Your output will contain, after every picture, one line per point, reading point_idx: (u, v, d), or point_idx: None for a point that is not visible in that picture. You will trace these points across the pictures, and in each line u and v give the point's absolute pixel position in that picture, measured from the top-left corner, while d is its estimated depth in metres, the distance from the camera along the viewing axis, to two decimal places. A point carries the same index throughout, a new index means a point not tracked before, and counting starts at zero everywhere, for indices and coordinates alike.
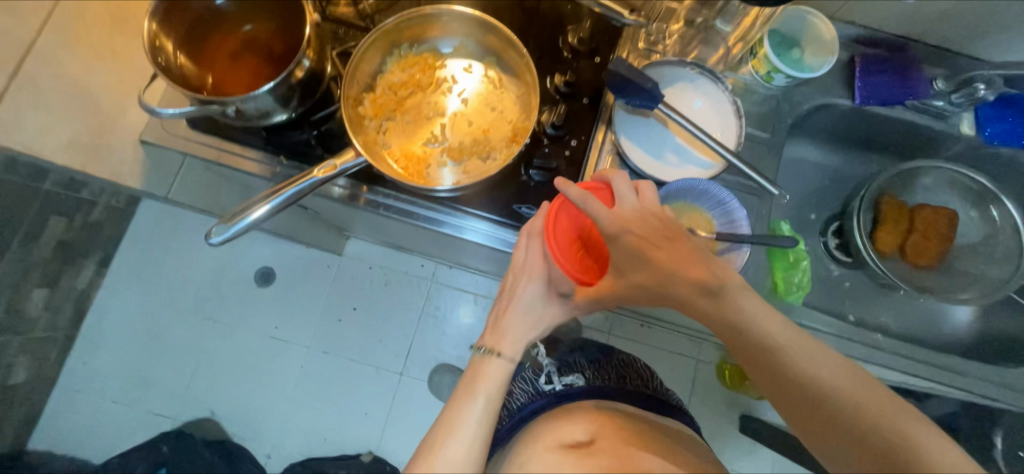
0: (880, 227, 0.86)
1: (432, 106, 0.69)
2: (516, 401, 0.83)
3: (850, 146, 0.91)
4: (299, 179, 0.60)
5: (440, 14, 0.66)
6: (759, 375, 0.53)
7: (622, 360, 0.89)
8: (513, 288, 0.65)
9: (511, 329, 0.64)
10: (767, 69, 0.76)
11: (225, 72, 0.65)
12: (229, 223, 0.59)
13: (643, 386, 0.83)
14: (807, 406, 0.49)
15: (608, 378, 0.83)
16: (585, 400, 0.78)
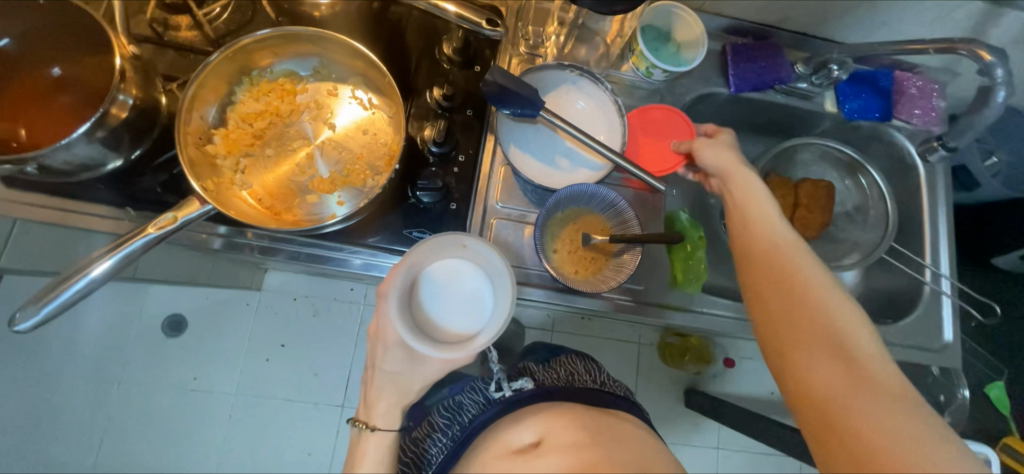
0: None
1: (295, 135, 0.63)
2: (467, 414, 0.75)
3: (739, 130, 0.94)
4: (131, 238, 0.51)
5: (288, 35, 0.61)
6: (755, 264, 0.58)
7: (571, 359, 0.82)
8: (378, 354, 0.62)
9: (383, 396, 0.62)
10: (645, 65, 0.77)
11: (31, 119, 0.56)
12: (38, 303, 0.49)
13: (594, 382, 0.76)
14: (800, 317, 0.53)
15: (559, 378, 0.75)
16: (535, 405, 0.70)
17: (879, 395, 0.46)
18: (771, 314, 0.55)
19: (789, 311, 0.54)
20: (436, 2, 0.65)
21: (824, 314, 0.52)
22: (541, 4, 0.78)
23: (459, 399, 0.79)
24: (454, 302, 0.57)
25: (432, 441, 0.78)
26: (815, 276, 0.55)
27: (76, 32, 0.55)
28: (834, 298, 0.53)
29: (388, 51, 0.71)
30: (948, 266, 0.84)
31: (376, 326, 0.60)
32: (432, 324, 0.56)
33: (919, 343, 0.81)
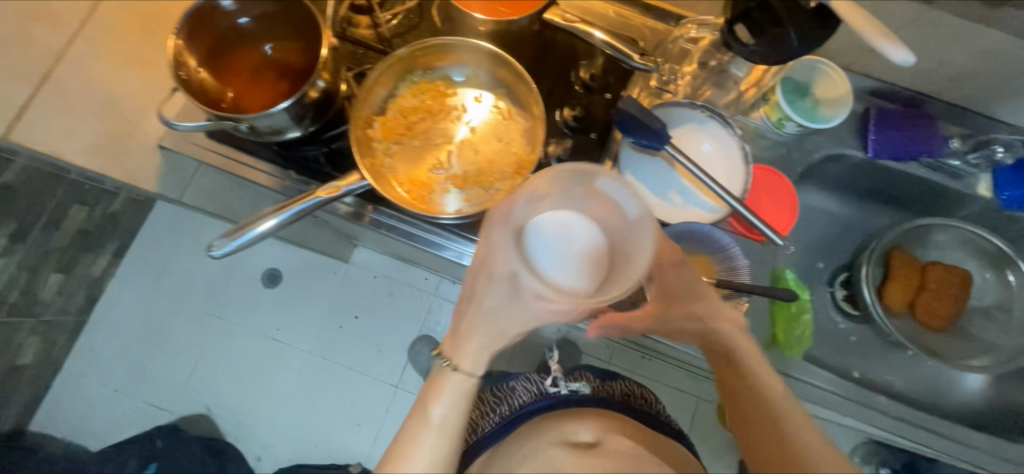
0: (889, 282, 0.84)
1: (441, 133, 0.70)
2: (519, 398, 0.85)
3: (865, 197, 0.88)
4: (303, 197, 0.60)
5: (453, 45, 0.68)
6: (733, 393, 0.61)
7: (626, 383, 0.91)
8: (479, 287, 0.57)
9: (475, 336, 0.59)
10: (778, 116, 0.77)
11: (243, 87, 0.68)
12: (231, 238, 0.58)
13: (643, 405, 0.86)
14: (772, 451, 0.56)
15: (614, 394, 0.85)
16: (594, 406, 0.79)
17: None
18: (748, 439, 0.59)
19: (768, 446, 0.57)
20: (588, 29, 0.69)
21: (798, 449, 0.55)
22: (684, 44, 0.77)
23: (513, 385, 0.89)
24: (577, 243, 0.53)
25: (486, 417, 0.86)
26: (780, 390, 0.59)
27: (293, 22, 0.66)
28: (798, 423, 0.56)
29: (530, 69, 0.77)
30: None
31: (484, 250, 0.55)
32: (549, 265, 0.51)
33: None
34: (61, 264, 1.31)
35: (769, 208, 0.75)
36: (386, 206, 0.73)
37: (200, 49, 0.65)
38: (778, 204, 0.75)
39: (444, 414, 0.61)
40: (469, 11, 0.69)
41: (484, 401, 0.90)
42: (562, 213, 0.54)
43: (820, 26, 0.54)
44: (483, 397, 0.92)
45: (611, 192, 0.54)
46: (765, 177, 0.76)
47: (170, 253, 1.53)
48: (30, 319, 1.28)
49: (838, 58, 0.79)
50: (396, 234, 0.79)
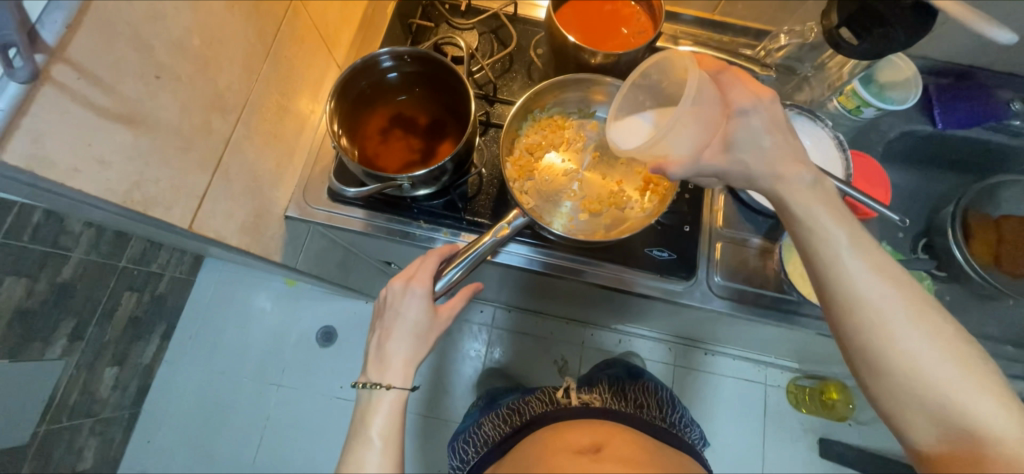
0: (970, 240, 0.87)
1: (567, 163, 0.74)
2: (531, 409, 1.00)
3: (929, 165, 0.95)
4: (459, 258, 0.61)
5: (571, 81, 0.72)
6: (799, 244, 0.51)
7: (638, 392, 1.05)
8: (395, 307, 0.60)
9: (399, 351, 0.59)
10: (855, 104, 0.82)
11: (376, 145, 0.70)
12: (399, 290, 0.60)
13: (660, 418, 0.97)
14: (841, 307, 0.48)
15: (623, 404, 0.98)
16: (595, 412, 0.93)
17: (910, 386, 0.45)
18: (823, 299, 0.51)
19: (836, 303, 0.49)
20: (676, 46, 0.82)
21: (867, 315, 0.47)
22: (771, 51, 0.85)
23: (527, 398, 1.04)
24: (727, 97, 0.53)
25: (496, 424, 1.03)
26: (864, 262, 0.48)
27: (428, 81, 0.71)
28: (874, 286, 0.47)
29: None
30: None
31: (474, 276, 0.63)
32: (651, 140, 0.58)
33: None
34: (115, 357, 1.29)
35: (875, 190, 0.81)
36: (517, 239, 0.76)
37: (341, 113, 0.68)
38: (877, 185, 0.82)
39: (384, 430, 0.57)
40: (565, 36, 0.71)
41: (503, 414, 1.05)
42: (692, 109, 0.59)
43: (916, 17, 0.59)
44: (498, 411, 1.08)
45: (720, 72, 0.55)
46: (863, 165, 0.83)
47: (217, 327, 1.50)
48: (89, 419, 1.25)
49: None
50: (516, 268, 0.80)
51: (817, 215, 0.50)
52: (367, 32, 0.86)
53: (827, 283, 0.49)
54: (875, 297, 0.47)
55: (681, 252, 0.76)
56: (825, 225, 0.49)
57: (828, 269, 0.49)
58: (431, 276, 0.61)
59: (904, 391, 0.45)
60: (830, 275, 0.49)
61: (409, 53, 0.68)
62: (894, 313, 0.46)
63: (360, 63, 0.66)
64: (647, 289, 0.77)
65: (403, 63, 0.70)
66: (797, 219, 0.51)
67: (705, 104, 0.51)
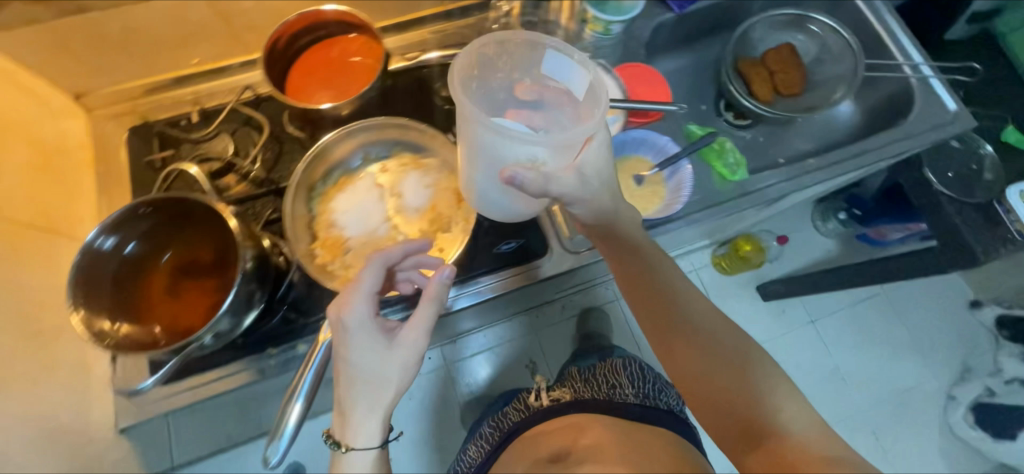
0: (752, 84, 1.02)
1: (376, 215, 0.70)
2: (510, 420, 0.96)
3: (694, 41, 1.06)
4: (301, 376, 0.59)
5: (334, 140, 0.69)
6: (654, 299, 0.61)
7: (610, 370, 0.96)
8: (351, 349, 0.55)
9: (358, 402, 0.56)
10: (602, 26, 0.87)
11: (169, 312, 0.62)
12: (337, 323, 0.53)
13: (632, 394, 0.87)
14: (692, 343, 0.57)
15: (596, 391, 0.90)
16: (568, 411, 0.88)
17: (748, 401, 0.53)
18: (679, 343, 0.58)
19: (687, 340, 0.58)
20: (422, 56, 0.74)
21: (714, 349, 0.56)
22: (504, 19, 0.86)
23: (510, 407, 1.02)
24: (562, 71, 0.54)
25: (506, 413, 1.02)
26: (703, 310, 0.60)
27: (182, 220, 0.64)
28: (711, 324, 0.58)
29: (408, 109, 0.78)
30: (921, 54, 0.93)
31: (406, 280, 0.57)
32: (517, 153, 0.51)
33: (934, 126, 0.89)
34: None
35: (655, 91, 0.87)
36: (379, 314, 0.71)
37: (106, 307, 0.59)
38: (656, 85, 0.88)
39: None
40: (314, 106, 0.68)
41: (490, 422, 1.02)
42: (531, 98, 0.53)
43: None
44: (483, 430, 1.03)
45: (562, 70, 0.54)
46: (638, 72, 0.89)
47: None
48: None
49: None
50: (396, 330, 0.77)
51: (666, 271, 0.62)
52: (110, 185, 0.77)
53: (681, 328, 0.59)
54: (716, 334, 0.58)
55: (527, 234, 0.77)
56: (671, 284, 0.61)
57: (678, 316, 0.59)
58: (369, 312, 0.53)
59: (744, 408, 0.52)
60: (681, 318, 0.59)
61: (141, 204, 0.59)
62: (729, 350, 0.56)
63: (87, 250, 0.57)
64: (520, 282, 0.76)
65: (130, 224, 0.61)
66: (649, 278, 0.62)
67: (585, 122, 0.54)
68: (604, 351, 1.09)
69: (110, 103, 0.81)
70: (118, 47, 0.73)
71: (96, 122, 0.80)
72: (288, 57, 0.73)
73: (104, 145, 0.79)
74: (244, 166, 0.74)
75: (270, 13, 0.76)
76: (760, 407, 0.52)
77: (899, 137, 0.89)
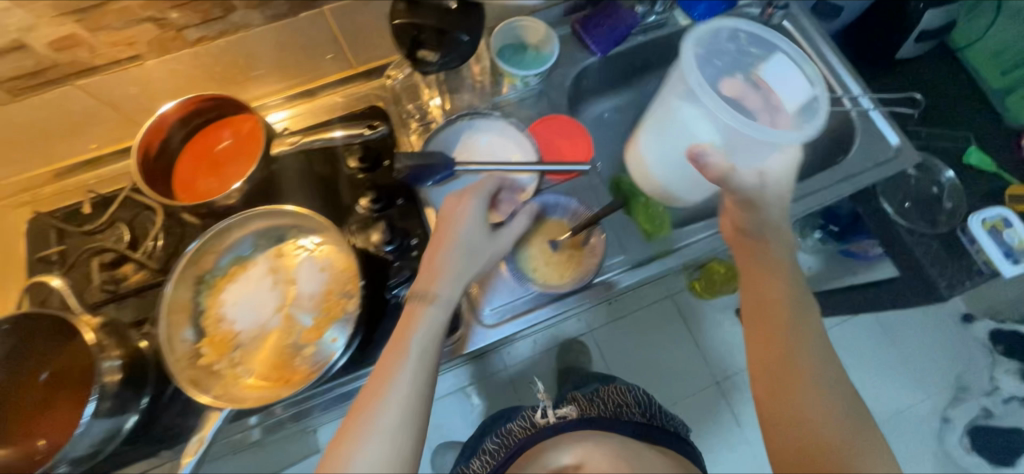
0: None
1: (269, 305, 0.67)
2: (517, 435, 0.96)
3: (628, 79, 1.02)
4: None
5: (223, 229, 0.66)
6: (774, 247, 0.67)
7: (613, 391, 1.00)
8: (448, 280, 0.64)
9: (416, 334, 0.59)
10: (518, 79, 0.83)
11: (44, 427, 0.60)
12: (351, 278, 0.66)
13: (639, 414, 0.93)
14: (796, 305, 0.63)
15: (604, 408, 0.94)
16: (578, 429, 0.89)
17: (822, 415, 0.56)
18: (781, 292, 0.64)
19: (778, 315, 0.62)
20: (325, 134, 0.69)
21: (800, 338, 0.61)
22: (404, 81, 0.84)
23: (513, 425, 1.00)
24: (784, 80, 0.72)
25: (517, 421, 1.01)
26: (795, 301, 0.64)
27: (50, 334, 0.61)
28: (794, 335, 0.61)
29: (316, 181, 0.78)
30: (859, 87, 0.88)
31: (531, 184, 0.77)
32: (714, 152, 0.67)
33: (875, 164, 0.84)
34: None
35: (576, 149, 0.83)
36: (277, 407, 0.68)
37: None
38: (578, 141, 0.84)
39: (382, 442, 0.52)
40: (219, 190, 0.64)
41: (494, 441, 1.01)
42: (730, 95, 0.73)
43: (463, 16, 0.62)
44: (487, 446, 1.02)
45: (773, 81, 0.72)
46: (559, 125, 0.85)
47: None
48: None
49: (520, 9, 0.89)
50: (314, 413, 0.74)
51: (768, 240, 0.68)
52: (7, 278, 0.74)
53: (790, 281, 0.65)
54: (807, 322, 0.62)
55: None
56: (778, 248, 0.68)
57: (781, 259, 0.66)
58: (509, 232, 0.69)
59: (811, 423, 0.55)
60: (777, 301, 0.63)
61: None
62: (814, 338, 0.61)
63: None
64: None
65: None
66: (771, 218, 0.68)
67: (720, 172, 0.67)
68: (605, 379, 1.13)
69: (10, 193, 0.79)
70: (6, 143, 0.71)
71: None
72: (172, 145, 0.69)
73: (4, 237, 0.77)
74: (149, 243, 0.73)
75: (162, 96, 0.74)
76: (838, 409, 0.56)
77: (840, 181, 0.84)
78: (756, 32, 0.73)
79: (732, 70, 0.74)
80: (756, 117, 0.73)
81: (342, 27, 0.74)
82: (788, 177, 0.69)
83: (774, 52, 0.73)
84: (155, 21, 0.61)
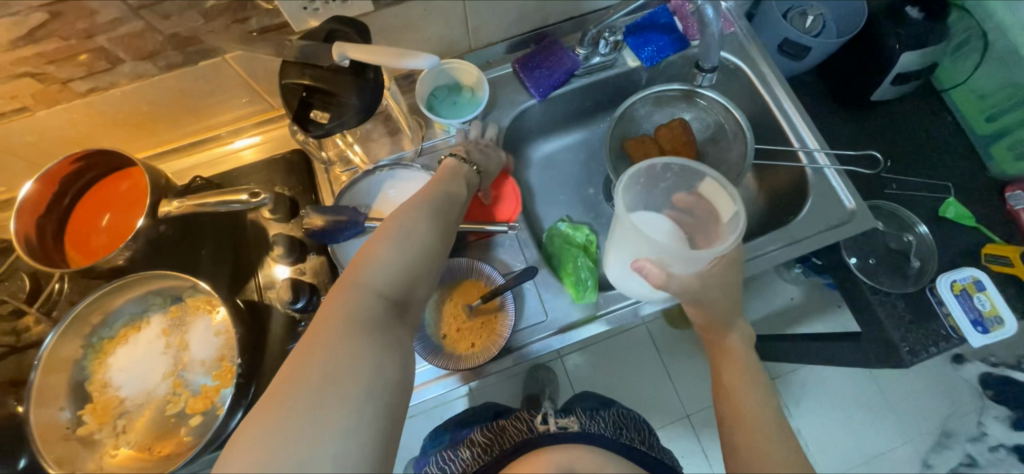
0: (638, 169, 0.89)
1: (158, 371, 0.64)
2: (507, 438, 0.71)
3: (578, 118, 0.96)
4: None
5: (110, 292, 0.64)
6: (721, 317, 0.60)
7: (616, 412, 0.82)
8: (405, 224, 0.53)
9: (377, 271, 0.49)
10: (447, 127, 0.81)
11: None
12: None
13: (639, 442, 0.77)
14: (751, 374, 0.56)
15: (603, 428, 0.74)
16: (585, 444, 0.67)
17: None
18: (740, 361, 0.57)
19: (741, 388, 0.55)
20: (222, 197, 0.64)
21: (763, 407, 0.53)
22: None
23: (498, 424, 0.75)
24: (716, 195, 0.64)
25: (500, 425, 0.76)
26: (748, 366, 0.57)
27: None
28: (755, 404, 0.53)
29: (223, 232, 0.73)
30: (816, 140, 0.83)
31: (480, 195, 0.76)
32: (649, 260, 0.59)
33: (828, 226, 0.78)
34: None
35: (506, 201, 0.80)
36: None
37: None
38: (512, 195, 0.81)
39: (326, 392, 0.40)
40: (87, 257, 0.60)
41: (467, 444, 0.75)
42: (661, 209, 0.69)
43: (356, 76, 0.60)
44: (462, 445, 0.76)
45: (711, 192, 0.64)
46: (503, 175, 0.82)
47: None
48: None
49: (454, 50, 0.84)
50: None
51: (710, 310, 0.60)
52: None
53: (734, 353, 0.58)
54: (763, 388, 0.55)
55: None
56: (720, 319, 0.60)
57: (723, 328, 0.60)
58: (455, 202, 0.61)
59: None
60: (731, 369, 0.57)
61: None
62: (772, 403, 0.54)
63: None
64: None
65: None
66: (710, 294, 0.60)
67: (654, 273, 0.58)
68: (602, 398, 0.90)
69: None
70: None
71: None
72: (66, 201, 0.67)
73: None
74: (52, 287, 0.70)
75: (64, 142, 0.71)
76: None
77: (787, 245, 0.78)
78: (685, 162, 0.66)
79: (677, 188, 0.69)
80: (696, 235, 0.66)
81: (252, 74, 0.71)
82: (732, 286, 0.61)
83: (703, 175, 0.65)
84: (34, 76, 0.58)
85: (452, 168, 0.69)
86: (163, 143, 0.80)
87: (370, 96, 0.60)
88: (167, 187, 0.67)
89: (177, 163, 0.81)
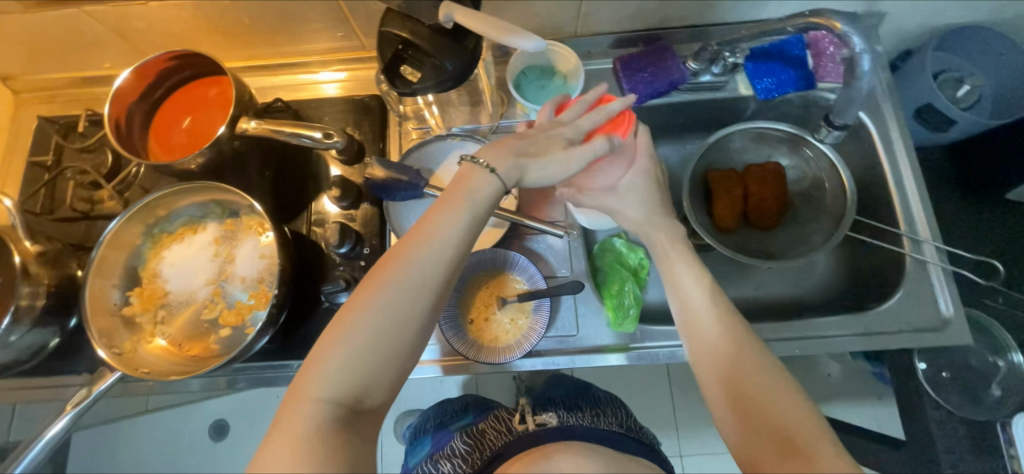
0: (714, 205, 0.82)
1: (203, 276, 0.67)
2: (488, 442, 0.67)
3: (666, 134, 0.89)
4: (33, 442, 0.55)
5: (176, 192, 0.66)
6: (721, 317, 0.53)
7: (598, 402, 0.76)
8: (365, 310, 0.42)
9: (333, 366, 0.41)
10: (529, 111, 0.76)
11: None
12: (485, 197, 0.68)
13: (618, 424, 0.69)
14: (768, 379, 0.46)
15: (582, 416, 0.68)
16: (566, 434, 0.61)
17: None
18: (756, 364, 0.48)
19: (751, 396, 0.46)
20: (296, 130, 0.64)
21: (780, 416, 0.43)
22: None
23: (479, 429, 0.72)
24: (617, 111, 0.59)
25: (479, 429, 0.72)
26: (767, 370, 0.47)
27: None
28: (776, 410, 0.44)
29: (290, 162, 0.75)
30: (927, 229, 0.73)
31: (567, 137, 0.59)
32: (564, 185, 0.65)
33: (912, 327, 0.70)
34: None
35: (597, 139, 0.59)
36: (192, 378, 0.68)
37: None
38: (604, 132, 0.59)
39: None
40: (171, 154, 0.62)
41: (449, 451, 0.72)
42: None
43: (454, 41, 0.57)
44: (447, 449, 0.73)
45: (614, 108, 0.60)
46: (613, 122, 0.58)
47: None
48: None
49: (559, 32, 0.79)
50: (237, 385, 0.72)
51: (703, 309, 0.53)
52: (6, 169, 0.77)
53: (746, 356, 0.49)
54: (784, 394, 0.45)
55: None
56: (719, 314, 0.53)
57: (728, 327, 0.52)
58: (444, 248, 0.45)
59: None
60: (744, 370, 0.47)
61: None
62: (797, 414, 0.44)
63: None
64: None
65: None
66: (696, 288, 0.55)
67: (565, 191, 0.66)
68: (576, 380, 0.84)
69: (31, 89, 0.81)
70: (25, 46, 0.72)
71: (17, 104, 0.80)
72: (157, 94, 0.69)
73: (15, 130, 0.79)
74: (131, 170, 0.72)
75: (169, 36, 0.73)
76: None
77: (858, 334, 0.70)
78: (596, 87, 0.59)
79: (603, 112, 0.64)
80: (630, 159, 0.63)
81: (353, 10, 0.69)
82: (645, 205, 0.62)
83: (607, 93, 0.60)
84: None
85: (475, 181, 0.49)
86: (255, 58, 0.81)
87: (466, 64, 0.57)
88: (248, 103, 0.68)
89: (263, 79, 0.82)
